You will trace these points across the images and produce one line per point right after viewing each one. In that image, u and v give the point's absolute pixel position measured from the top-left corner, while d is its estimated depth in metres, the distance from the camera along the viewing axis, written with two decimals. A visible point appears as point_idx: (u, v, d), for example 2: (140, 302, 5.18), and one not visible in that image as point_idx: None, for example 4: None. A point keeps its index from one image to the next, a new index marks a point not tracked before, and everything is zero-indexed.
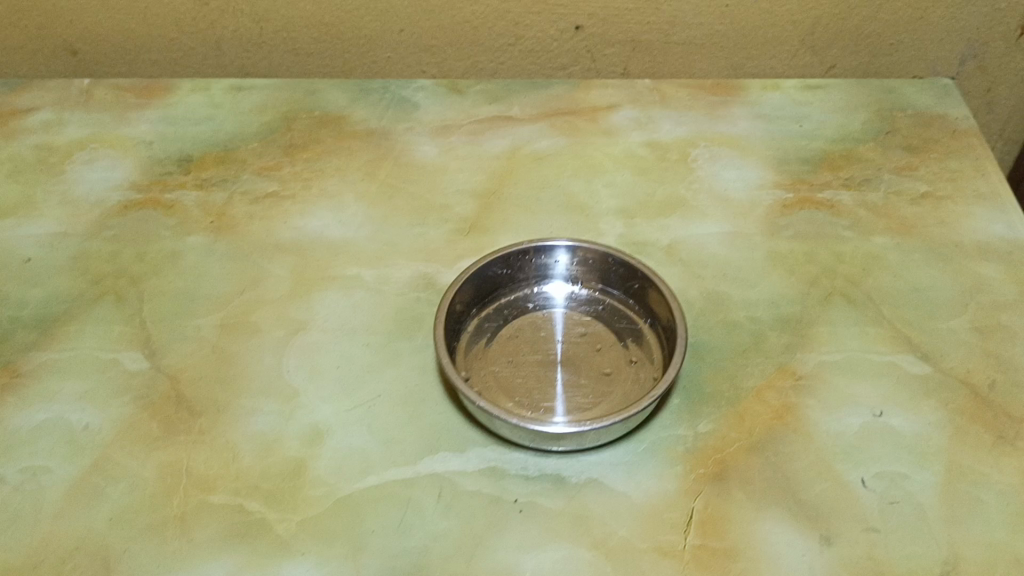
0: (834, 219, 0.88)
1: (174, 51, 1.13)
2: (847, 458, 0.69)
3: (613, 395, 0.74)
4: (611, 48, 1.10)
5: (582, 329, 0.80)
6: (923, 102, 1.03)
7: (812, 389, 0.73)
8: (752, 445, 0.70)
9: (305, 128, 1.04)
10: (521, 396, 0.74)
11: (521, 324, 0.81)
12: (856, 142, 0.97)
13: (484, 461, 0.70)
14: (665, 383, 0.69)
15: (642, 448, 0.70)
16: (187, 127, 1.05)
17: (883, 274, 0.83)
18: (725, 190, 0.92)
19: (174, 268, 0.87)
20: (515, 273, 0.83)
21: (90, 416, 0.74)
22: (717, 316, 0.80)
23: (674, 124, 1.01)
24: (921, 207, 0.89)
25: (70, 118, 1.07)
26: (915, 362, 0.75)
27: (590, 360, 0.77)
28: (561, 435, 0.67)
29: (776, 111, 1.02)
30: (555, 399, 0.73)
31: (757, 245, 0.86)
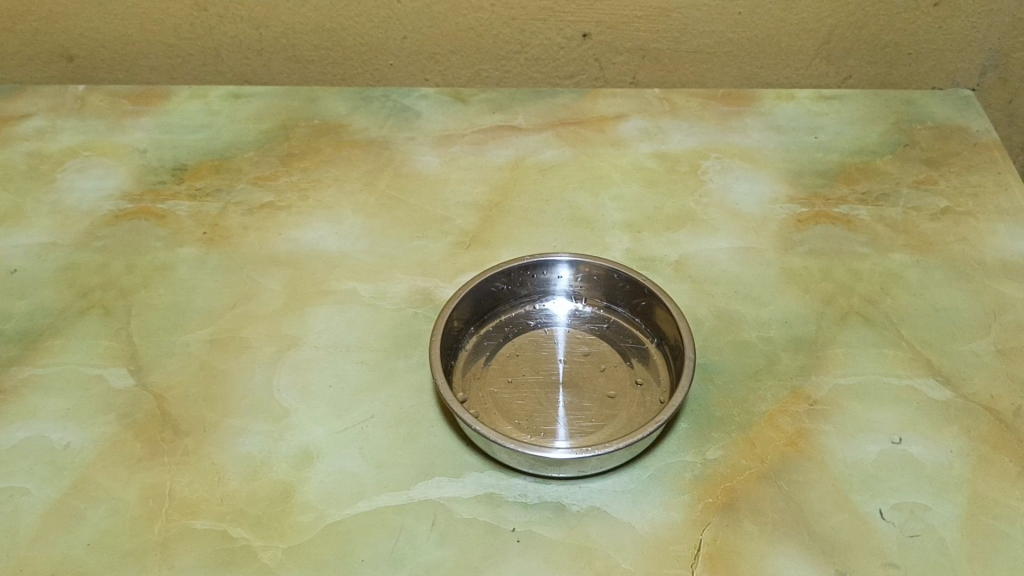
0: (851, 234, 0.85)
1: (172, 57, 1.11)
2: (865, 488, 0.65)
3: (617, 418, 0.70)
4: (620, 57, 1.06)
5: (586, 348, 0.77)
6: (942, 113, 1.00)
7: (827, 414, 0.70)
8: (764, 473, 0.66)
9: (303, 137, 1.01)
10: (521, 418, 0.70)
11: (522, 343, 0.78)
12: (873, 155, 0.94)
13: (481, 487, 0.67)
14: (672, 406, 0.65)
15: (647, 475, 0.67)
16: (183, 135, 1.02)
17: (902, 292, 0.79)
18: (738, 203, 0.89)
19: (164, 281, 0.84)
20: (516, 289, 0.80)
21: (72, 435, 0.71)
22: (727, 335, 0.76)
23: (684, 134, 0.98)
24: (941, 223, 0.85)
25: (64, 125, 1.04)
26: (935, 387, 0.71)
27: (593, 381, 0.73)
28: (563, 461, 0.63)
29: (790, 122, 0.99)
30: (555, 422, 0.70)
31: (770, 261, 0.82)
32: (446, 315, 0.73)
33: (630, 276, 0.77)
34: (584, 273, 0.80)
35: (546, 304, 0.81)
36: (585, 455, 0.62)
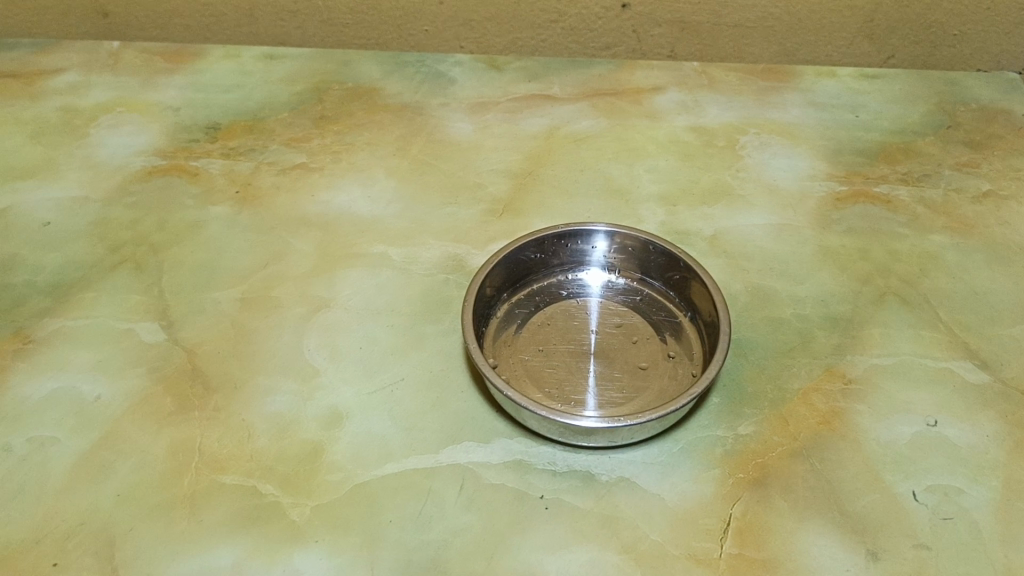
0: (890, 214, 0.83)
1: (206, 17, 1.10)
2: (898, 469, 0.64)
3: (649, 390, 0.70)
4: (658, 29, 1.05)
5: (618, 319, 0.76)
6: (986, 96, 0.98)
7: (862, 393, 0.69)
8: (796, 450, 0.65)
9: (337, 100, 1.00)
10: (551, 386, 0.70)
11: (554, 312, 0.77)
12: (914, 135, 0.92)
13: (509, 453, 0.67)
14: (706, 379, 0.64)
15: (678, 448, 0.66)
16: (216, 94, 1.01)
17: (941, 274, 0.78)
18: (775, 179, 0.88)
19: (196, 238, 0.84)
20: (549, 258, 0.79)
21: (102, 388, 0.71)
22: (762, 311, 0.75)
23: (722, 109, 0.97)
24: (982, 206, 0.84)
25: (97, 81, 1.04)
26: (972, 370, 0.70)
27: (625, 353, 0.73)
28: (594, 429, 0.63)
29: (830, 100, 0.97)
30: (586, 391, 0.69)
31: (807, 239, 0.81)
32: (479, 281, 0.72)
33: (667, 249, 0.76)
34: (620, 244, 0.79)
35: (578, 275, 0.81)
36: (616, 425, 0.62)
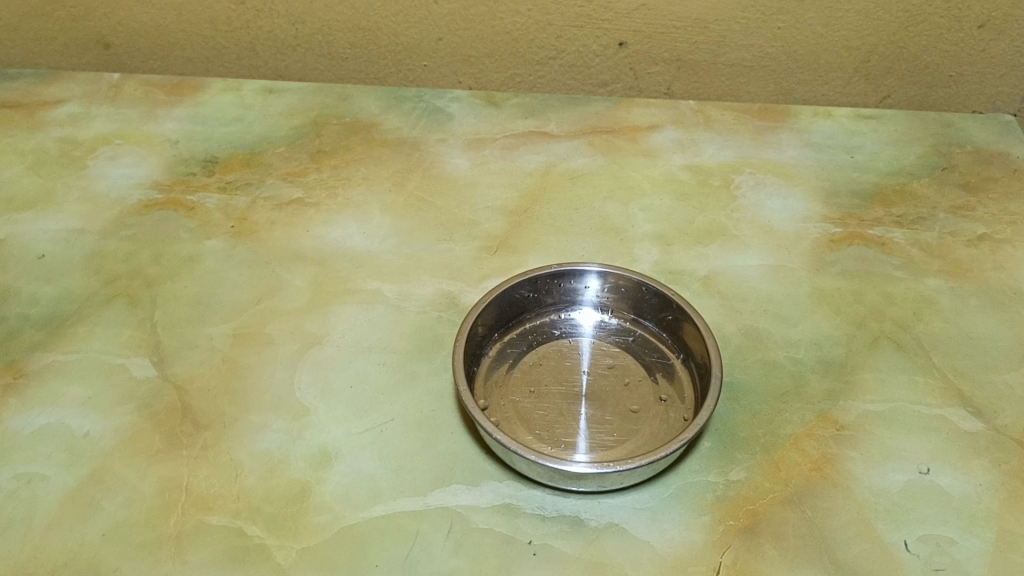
0: (885, 257, 0.83)
1: (207, 49, 1.10)
2: (890, 518, 0.63)
3: (639, 434, 0.69)
4: (656, 67, 1.04)
5: (610, 360, 0.76)
6: (982, 138, 0.98)
7: (854, 440, 0.68)
8: (787, 496, 0.65)
9: (335, 135, 1.01)
10: (540, 428, 0.69)
11: (546, 352, 0.77)
12: (911, 177, 0.92)
13: (498, 497, 0.66)
14: (696, 425, 0.64)
15: (668, 493, 0.66)
16: (214, 127, 1.02)
17: (936, 319, 0.77)
18: (770, 220, 0.87)
19: (190, 272, 0.84)
20: (540, 298, 0.80)
21: (92, 423, 0.71)
22: (755, 354, 0.75)
23: (718, 148, 0.97)
24: (977, 249, 0.84)
25: (97, 112, 1.05)
26: (966, 418, 0.70)
27: (617, 395, 0.72)
28: (583, 475, 0.62)
29: (826, 140, 0.97)
30: (576, 433, 0.69)
31: (802, 281, 0.81)
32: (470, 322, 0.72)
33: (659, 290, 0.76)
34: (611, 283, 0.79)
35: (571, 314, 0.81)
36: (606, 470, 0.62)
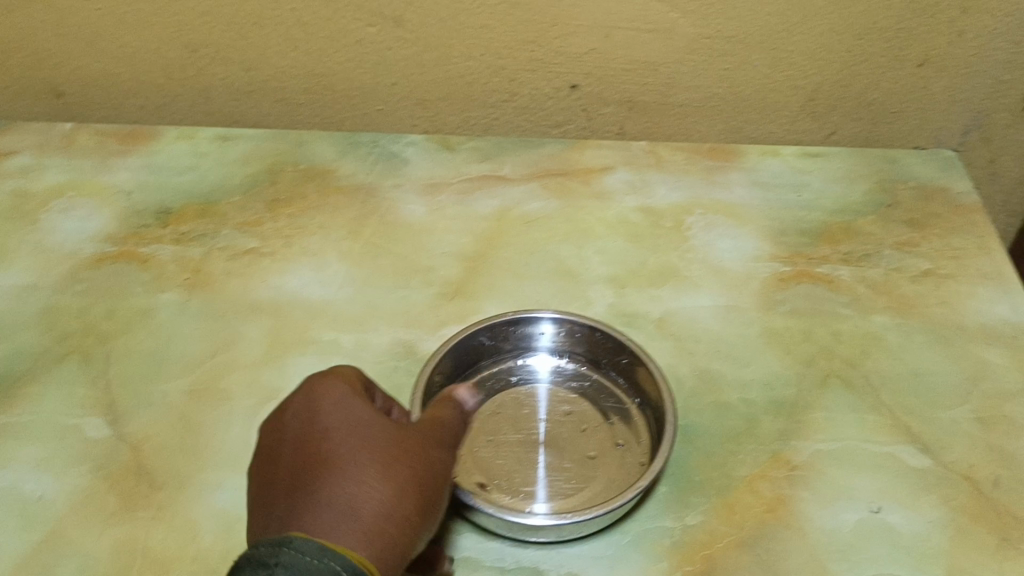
0: (833, 294, 0.85)
1: (160, 97, 1.10)
2: (842, 558, 0.65)
3: (597, 481, 0.71)
4: (607, 108, 1.06)
5: (567, 407, 0.77)
6: (924, 173, 1.00)
7: (806, 480, 0.70)
8: (742, 540, 0.66)
9: (290, 182, 1.01)
10: (499, 477, 0.70)
11: (504, 400, 0.77)
12: (856, 214, 0.94)
13: (458, 550, 0.66)
14: (651, 472, 0.65)
15: (625, 540, 0.66)
16: (169, 177, 1.02)
17: (883, 356, 0.79)
18: (721, 260, 0.89)
19: (144, 327, 0.84)
20: (496, 346, 0.80)
21: (45, 486, 0.70)
22: (708, 396, 0.76)
23: (670, 188, 0.98)
24: (922, 285, 0.86)
25: (50, 163, 1.04)
26: (914, 454, 0.71)
27: (574, 442, 0.74)
28: (540, 526, 0.63)
29: (774, 178, 0.99)
30: (535, 480, 0.70)
31: (753, 321, 0.82)
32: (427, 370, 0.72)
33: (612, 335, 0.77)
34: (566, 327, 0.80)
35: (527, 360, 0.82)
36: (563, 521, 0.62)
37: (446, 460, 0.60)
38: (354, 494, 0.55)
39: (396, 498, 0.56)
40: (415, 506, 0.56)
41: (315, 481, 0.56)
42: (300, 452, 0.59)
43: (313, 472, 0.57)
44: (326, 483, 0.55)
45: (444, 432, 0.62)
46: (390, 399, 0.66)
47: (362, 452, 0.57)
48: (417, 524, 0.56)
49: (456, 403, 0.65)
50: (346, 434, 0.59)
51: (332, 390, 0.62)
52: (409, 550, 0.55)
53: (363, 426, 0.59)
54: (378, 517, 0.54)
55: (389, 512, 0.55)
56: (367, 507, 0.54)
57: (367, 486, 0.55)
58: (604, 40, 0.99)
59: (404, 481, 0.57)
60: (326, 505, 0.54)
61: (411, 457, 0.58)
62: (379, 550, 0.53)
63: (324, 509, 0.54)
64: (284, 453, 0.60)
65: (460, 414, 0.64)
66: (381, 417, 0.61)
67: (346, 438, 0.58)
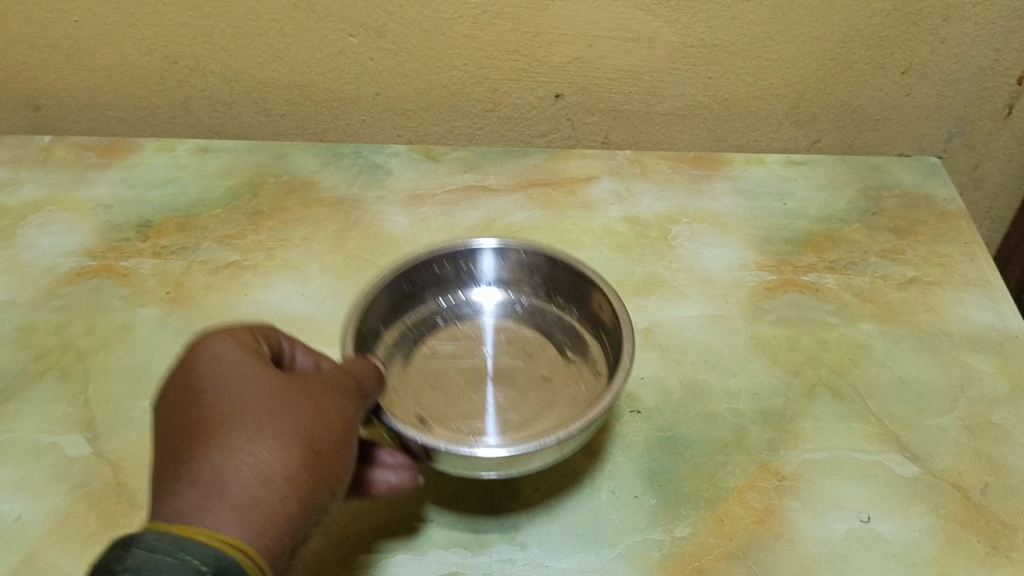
0: (819, 303, 0.85)
1: (140, 109, 1.09)
2: (832, 569, 0.64)
3: (550, 413, 0.73)
4: (592, 117, 1.06)
5: (509, 340, 0.81)
6: (908, 180, 1.00)
7: (795, 490, 0.69)
8: (732, 552, 0.65)
9: (272, 194, 1.00)
10: (453, 418, 0.72)
11: (444, 343, 0.81)
12: (842, 222, 0.94)
13: (443, 565, 0.65)
14: (609, 395, 0.63)
15: (614, 554, 0.66)
16: (149, 190, 1.01)
17: (870, 364, 0.79)
18: (706, 269, 0.89)
19: (124, 343, 0.83)
20: (436, 278, 0.82)
21: (23, 507, 0.69)
22: (696, 407, 0.75)
23: (655, 198, 0.98)
24: (908, 292, 0.86)
25: (27, 177, 1.03)
26: (902, 463, 0.71)
27: (522, 377, 0.77)
28: (512, 458, 0.61)
29: (758, 187, 0.99)
30: (484, 415, 0.73)
31: (740, 330, 0.82)
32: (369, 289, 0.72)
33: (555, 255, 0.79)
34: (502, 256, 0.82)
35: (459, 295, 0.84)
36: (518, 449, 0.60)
37: (338, 423, 0.59)
38: (227, 462, 0.53)
39: (278, 468, 0.54)
40: (302, 476, 0.55)
41: (191, 450, 0.54)
42: (182, 415, 0.56)
43: (189, 440, 0.55)
44: (199, 452, 0.54)
45: (334, 393, 0.61)
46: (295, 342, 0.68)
47: (245, 422, 0.56)
48: (303, 486, 0.54)
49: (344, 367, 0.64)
50: (230, 397, 0.57)
51: (223, 345, 0.61)
52: (295, 513, 0.53)
53: (248, 388, 0.58)
54: (254, 484, 0.52)
55: (267, 478, 0.53)
56: (240, 476, 0.53)
57: (241, 454, 0.54)
58: (588, 50, 0.99)
59: (289, 444, 0.55)
60: (197, 476, 0.52)
61: (299, 421, 0.57)
62: (256, 518, 0.51)
63: (192, 484, 0.52)
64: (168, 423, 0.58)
65: (369, 369, 0.65)
66: (268, 375, 0.59)
67: (231, 401, 0.57)
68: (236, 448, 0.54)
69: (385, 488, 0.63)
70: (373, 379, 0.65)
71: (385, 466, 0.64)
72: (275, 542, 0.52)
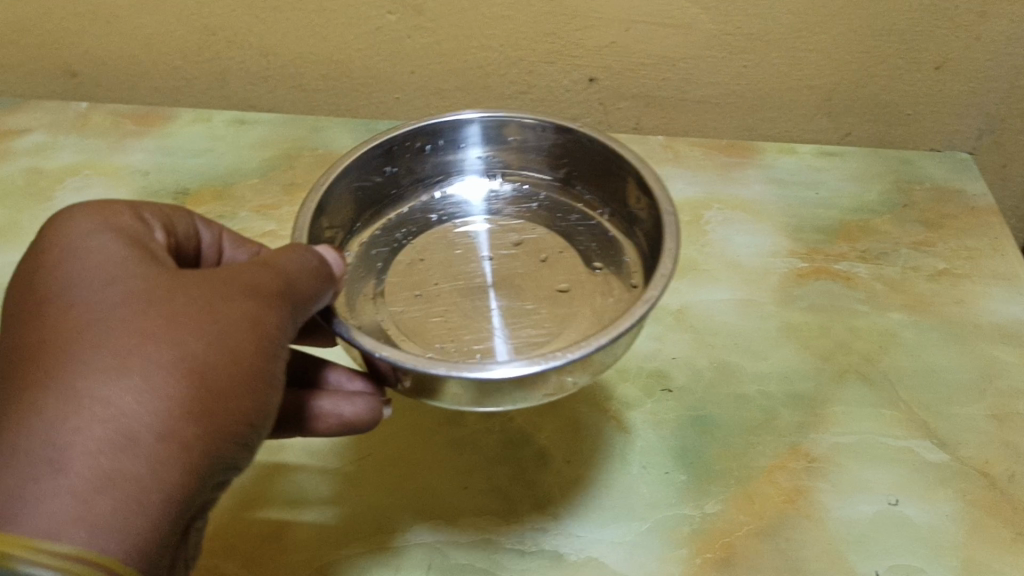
0: (850, 291, 0.85)
1: (176, 80, 1.09)
2: (860, 549, 0.65)
3: (575, 318, 0.69)
4: (625, 102, 1.06)
5: (517, 237, 0.78)
6: (939, 174, 1.01)
7: (824, 472, 0.70)
8: (761, 529, 0.66)
9: (306, 167, 1.03)
10: (441, 338, 0.68)
11: (427, 242, 0.78)
12: (873, 213, 0.95)
13: (476, 532, 0.67)
14: (623, 317, 0.53)
15: (645, 527, 0.67)
16: (185, 159, 1.04)
17: (899, 352, 0.80)
18: (737, 255, 0.90)
19: None
20: (422, 172, 0.79)
21: None
22: (727, 388, 0.76)
23: (686, 183, 0.99)
24: (938, 284, 0.86)
25: (64, 142, 1.06)
26: (930, 449, 0.72)
27: (536, 278, 0.74)
28: (523, 381, 0.54)
29: (790, 175, 1.00)
30: (491, 336, 0.68)
31: (771, 315, 0.83)
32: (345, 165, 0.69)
33: (565, 138, 0.75)
34: (504, 142, 0.78)
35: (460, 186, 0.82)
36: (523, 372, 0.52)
37: (235, 353, 0.49)
38: (76, 426, 0.43)
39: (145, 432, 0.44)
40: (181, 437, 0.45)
41: (31, 408, 0.44)
42: (36, 342, 0.47)
43: (35, 381, 0.45)
44: (42, 411, 0.44)
45: (235, 309, 0.50)
46: (223, 233, 0.63)
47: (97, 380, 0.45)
48: (180, 451, 0.45)
49: (268, 266, 0.54)
50: (86, 329, 0.47)
51: (97, 252, 0.51)
52: (161, 486, 0.44)
53: (109, 318, 0.47)
54: (107, 450, 0.43)
55: (126, 441, 0.44)
56: (89, 442, 0.43)
57: (91, 409, 0.44)
58: (624, 34, 0.97)
59: (155, 396, 0.45)
60: (38, 436, 0.43)
61: (171, 361, 0.46)
62: (102, 502, 0.42)
63: (27, 453, 0.43)
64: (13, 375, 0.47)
65: (294, 266, 0.55)
66: (142, 295, 0.49)
67: (80, 337, 0.46)
68: (83, 415, 0.44)
69: (341, 421, 0.60)
70: (309, 278, 0.56)
71: (341, 396, 0.60)
72: (129, 526, 0.43)
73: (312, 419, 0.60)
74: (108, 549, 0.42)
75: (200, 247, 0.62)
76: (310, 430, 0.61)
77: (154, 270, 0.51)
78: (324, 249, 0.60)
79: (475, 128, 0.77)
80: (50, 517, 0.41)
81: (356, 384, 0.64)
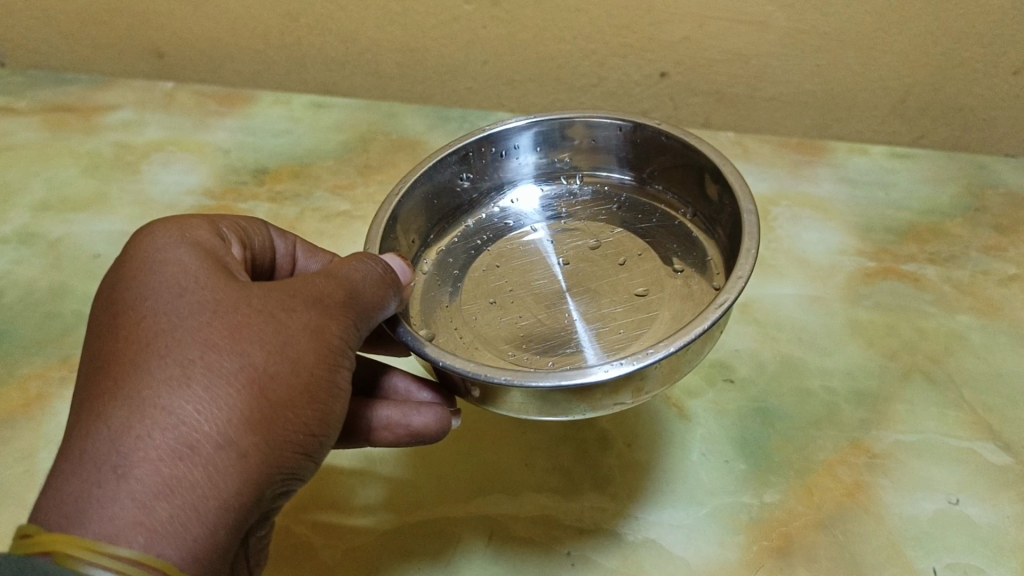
0: (918, 293, 0.85)
1: (258, 63, 1.13)
2: (919, 545, 0.65)
3: (661, 321, 0.67)
4: (695, 98, 1.06)
5: (595, 242, 0.77)
6: (1014, 180, 1.00)
7: (885, 468, 0.70)
8: (820, 521, 0.67)
9: (381, 151, 1.07)
10: (513, 344, 0.67)
11: (501, 250, 0.78)
12: (944, 217, 0.95)
13: (538, 509, 0.68)
14: (700, 323, 0.52)
15: (703, 513, 0.68)
16: (265, 139, 1.09)
17: (966, 354, 0.79)
18: (806, 251, 0.91)
19: None
20: (502, 179, 0.82)
21: None
22: (791, 382, 0.77)
23: (755, 180, 1.02)
24: (1009, 289, 0.86)
25: (152, 119, 1.13)
26: (995, 451, 0.71)
27: (618, 282, 0.72)
28: (588, 394, 0.53)
29: (862, 175, 1.01)
30: (571, 346, 0.67)
31: (837, 312, 0.83)
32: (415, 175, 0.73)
33: (638, 135, 0.77)
34: (578, 143, 0.81)
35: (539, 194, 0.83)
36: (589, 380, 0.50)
37: (300, 365, 0.48)
38: (138, 436, 0.42)
39: (206, 444, 0.43)
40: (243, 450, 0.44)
41: (97, 414, 0.43)
42: (105, 345, 0.46)
43: (101, 389, 0.44)
44: (107, 418, 0.43)
45: (301, 318, 0.49)
46: (296, 243, 0.63)
47: (160, 388, 0.44)
48: (241, 462, 0.44)
49: (334, 275, 0.52)
50: (153, 337, 0.46)
51: (169, 258, 0.50)
52: (221, 500, 0.43)
53: (177, 326, 0.46)
54: (170, 460, 0.42)
55: (189, 451, 0.43)
56: (152, 452, 0.42)
57: (156, 418, 0.43)
58: (698, 29, 0.97)
59: (219, 407, 0.44)
60: (102, 445, 0.42)
61: (235, 372, 0.45)
62: (163, 511, 0.41)
63: (91, 459, 0.42)
64: (81, 380, 0.46)
65: (362, 273, 0.54)
66: (211, 303, 0.47)
67: (147, 341, 0.45)
68: (145, 423, 0.43)
69: (408, 432, 0.58)
70: (375, 287, 0.54)
71: (409, 407, 0.58)
72: (190, 536, 0.42)
73: (378, 427, 0.59)
74: (171, 561, 0.40)
75: (275, 257, 0.62)
76: (376, 440, 0.60)
77: (223, 277, 0.50)
78: (388, 257, 0.59)
79: (551, 130, 0.79)
80: (112, 528, 0.40)
81: (423, 394, 0.62)
